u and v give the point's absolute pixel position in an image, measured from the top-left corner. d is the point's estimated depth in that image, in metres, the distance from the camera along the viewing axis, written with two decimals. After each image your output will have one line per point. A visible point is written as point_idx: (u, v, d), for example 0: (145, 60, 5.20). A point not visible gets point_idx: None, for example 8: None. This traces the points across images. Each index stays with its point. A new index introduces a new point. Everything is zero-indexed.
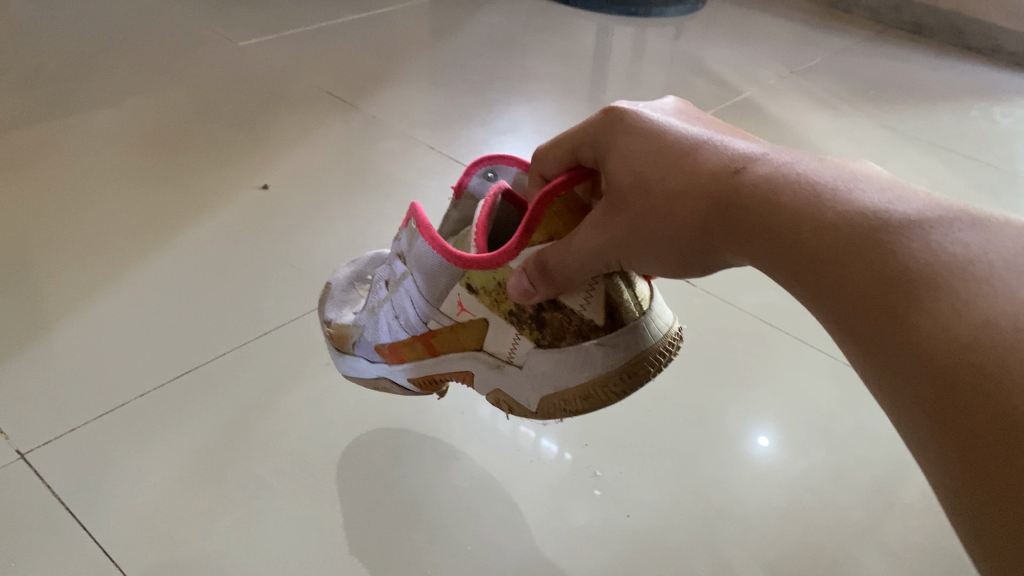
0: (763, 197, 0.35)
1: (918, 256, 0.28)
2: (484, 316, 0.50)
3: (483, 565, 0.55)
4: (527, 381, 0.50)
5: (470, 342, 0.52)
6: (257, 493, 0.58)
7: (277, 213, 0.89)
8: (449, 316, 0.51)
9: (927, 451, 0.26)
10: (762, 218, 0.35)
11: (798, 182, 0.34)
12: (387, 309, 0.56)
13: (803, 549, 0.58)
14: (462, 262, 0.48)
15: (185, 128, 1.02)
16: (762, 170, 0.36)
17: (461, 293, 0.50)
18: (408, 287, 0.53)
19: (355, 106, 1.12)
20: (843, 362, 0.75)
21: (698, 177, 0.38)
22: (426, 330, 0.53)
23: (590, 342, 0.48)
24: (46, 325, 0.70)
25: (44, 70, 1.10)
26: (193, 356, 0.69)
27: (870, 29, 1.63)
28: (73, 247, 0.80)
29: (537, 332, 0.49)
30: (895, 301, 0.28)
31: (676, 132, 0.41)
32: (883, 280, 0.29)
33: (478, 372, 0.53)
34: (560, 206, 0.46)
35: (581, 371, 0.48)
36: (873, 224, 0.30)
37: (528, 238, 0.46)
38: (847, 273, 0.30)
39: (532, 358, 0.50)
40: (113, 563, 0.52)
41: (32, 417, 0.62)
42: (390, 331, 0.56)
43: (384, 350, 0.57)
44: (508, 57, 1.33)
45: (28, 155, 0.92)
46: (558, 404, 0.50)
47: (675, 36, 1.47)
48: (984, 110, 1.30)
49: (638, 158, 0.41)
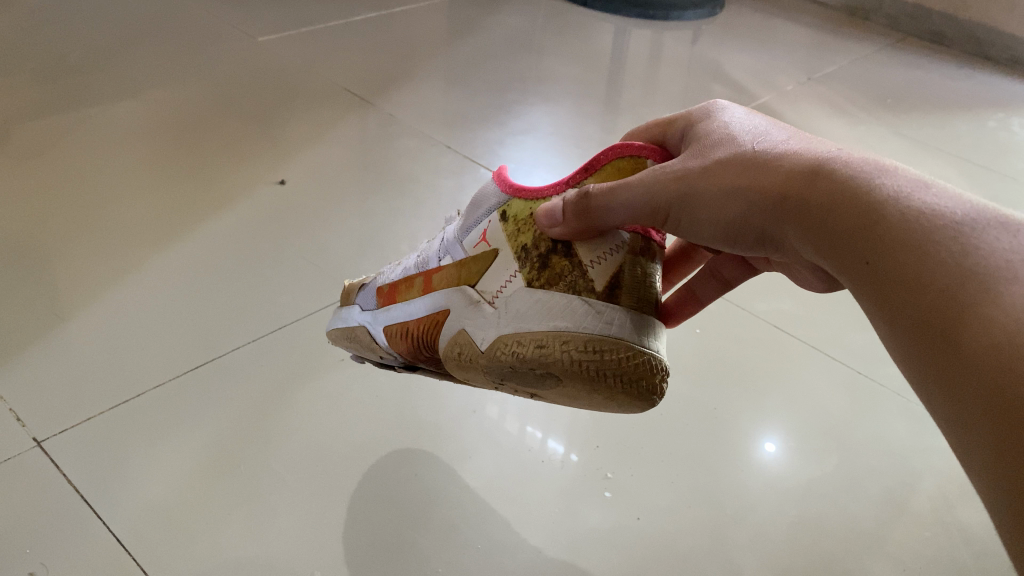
0: (846, 183, 0.36)
1: (1008, 258, 0.29)
2: (496, 248, 0.50)
3: (494, 565, 0.55)
4: (497, 318, 0.48)
5: (465, 279, 0.51)
6: (271, 487, 0.58)
7: (294, 207, 0.90)
8: (465, 250, 0.52)
9: (976, 437, 0.27)
10: (842, 199, 0.35)
11: (882, 178, 0.35)
12: (412, 256, 0.58)
13: (812, 556, 0.58)
14: (512, 187, 0.50)
15: (204, 122, 1.02)
16: (851, 163, 0.37)
17: (493, 221, 0.50)
18: (445, 228, 0.55)
19: (372, 103, 1.12)
20: (857, 372, 0.75)
21: (784, 157, 0.39)
22: (435, 267, 0.54)
23: (577, 298, 0.46)
24: (64, 314, 0.71)
25: (65, 62, 1.11)
26: (209, 348, 0.70)
27: (889, 36, 1.63)
28: (91, 237, 0.81)
29: (536, 273, 0.48)
30: (972, 289, 0.29)
31: (768, 126, 0.42)
32: (964, 269, 0.30)
33: (454, 311, 0.51)
34: (627, 165, 0.45)
35: (554, 318, 0.46)
36: (963, 225, 0.31)
37: (583, 179, 0.46)
38: (930, 254, 0.31)
39: (517, 294, 0.48)
40: (127, 551, 0.53)
41: (50, 405, 0.62)
42: (403, 271, 0.57)
43: (383, 291, 0.59)
44: (525, 58, 1.33)
45: (48, 145, 0.93)
46: (509, 347, 0.46)
47: (693, 39, 1.47)
48: (1002, 121, 1.30)
49: (728, 133, 0.42)
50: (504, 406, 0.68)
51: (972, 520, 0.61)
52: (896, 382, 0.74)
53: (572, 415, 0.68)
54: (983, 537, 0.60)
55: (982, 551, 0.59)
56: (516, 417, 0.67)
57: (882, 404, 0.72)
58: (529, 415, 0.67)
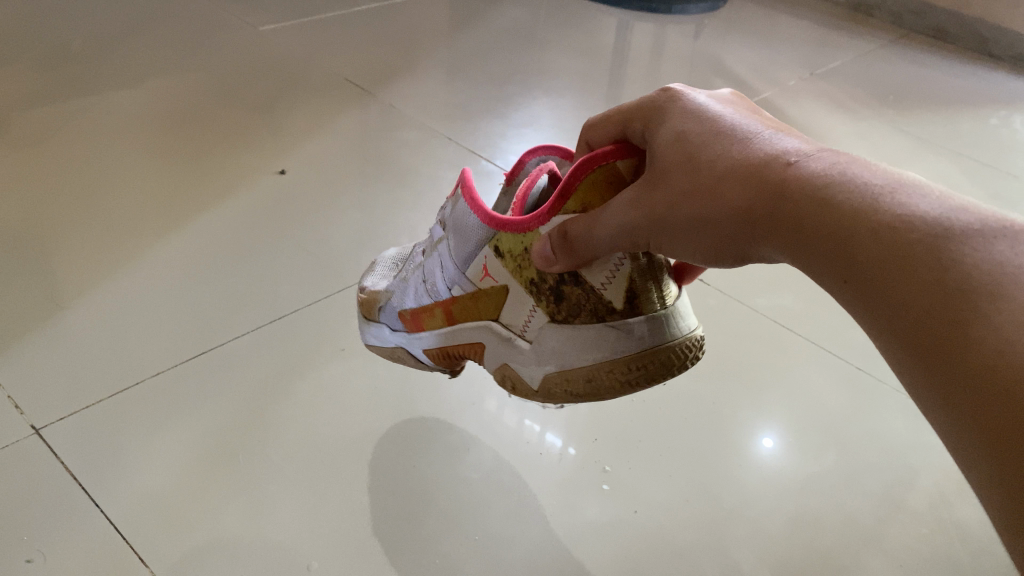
0: (812, 194, 0.35)
1: (976, 266, 0.28)
2: (505, 283, 0.50)
3: (492, 558, 0.55)
4: (534, 356, 0.51)
5: (486, 312, 0.53)
6: (270, 476, 0.58)
7: (294, 197, 0.89)
8: (472, 282, 0.52)
9: (970, 461, 0.26)
10: (809, 214, 0.34)
11: (848, 181, 0.34)
12: (418, 276, 0.57)
13: (810, 551, 0.58)
14: (495, 222, 0.48)
15: (205, 111, 1.02)
16: (816, 166, 0.36)
17: (488, 256, 0.50)
18: (441, 251, 0.54)
19: (374, 94, 1.12)
20: (856, 368, 0.75)
21: (747, 167, 0.38)
22: (449, 297, 0.54)
23: (604, 325, 0.48)
24: (64, 302, 0.71)
25: (66, 49, 1.10)
26: (208, 338, 0.69)
27: (892, 32, 1.62)
28: (90, 225, 0.80)
29: (553, 306, 0.49)
30: (947, 308, 0.28)
31: (730, 121, 0.41)
32: (936, 285, 0.28)
33: (489, 345, 0.54)
34: (598, 176, 0.45)
35: (589, 351, 0.48)
36: (929, 228, 0.30)
37: (562, 205, 0.46)
38: (900, 276, 0.30)
39: (544, 331, 0.50)
40: (126, 540, 0.53)
41: (48, 393, 0.62)
42: (417, 296, 0.57)
43: (406, 317, 0.58)
44: (527, 50, 1.32)
45: (48, 133, 0.93)
46: (558, 384, 0.50)
47: (696, 33, 1.47)
48: (1005, 118, 1.29)
49: (687, 141, 0.41)
50: (502, 399, 0.68)
51: (968, 517, 0.61)
52: (896, 377, 0.74)
53: (571, 408, 0.67)
54: (980, 534, 0.60)
55: (979, 548, 0.59)
56: (513, 410, 0.67)
57: (881, 399, 0.72)
58: (526, 408, 0.67)
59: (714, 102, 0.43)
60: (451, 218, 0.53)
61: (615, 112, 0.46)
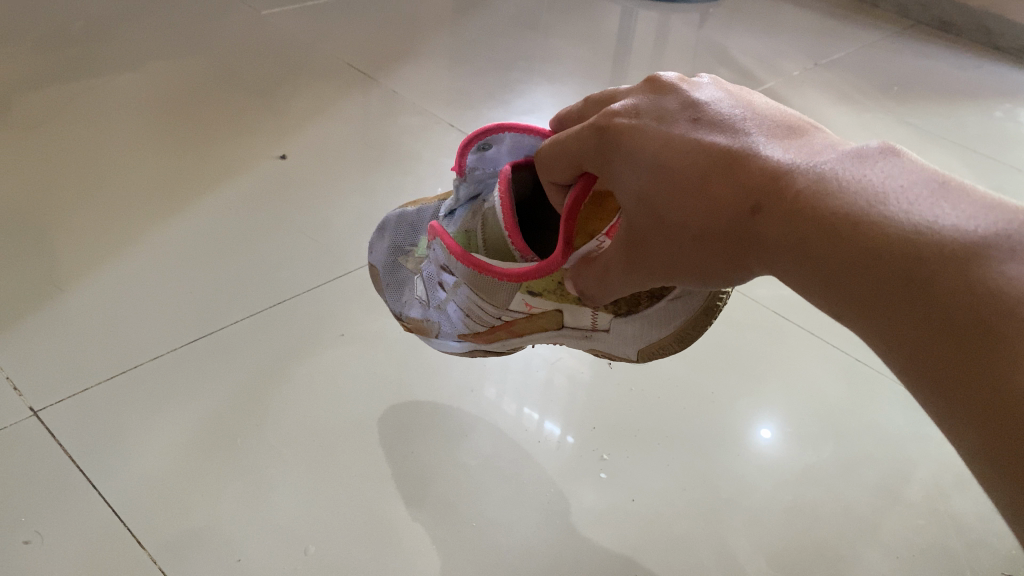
0: (785, 220, 0.32)
1: (959, 307, 0.25)
2: (557, 307, 0.52)
3: (490, 544, 0.55)
4: (618, 341, 0.53)
5: (550, 323, 0.54)
6: (269, 459, 0.59)
7: (294, 182, 0.89)
8: (520, 312, 0.53)
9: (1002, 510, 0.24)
10: (789, 248, 0.32)
11: (812, 209, 0.31)
12: (453, 308, 0.57)
13: (806, 540, 0.58)
14: (516, 277, 0.49)
15: (206, 96, 1.01)
16: (776, 196, 0.33)
17: (529, 300, 0.52)
18: (466, 292, 0.54)
19: (375, 79, 1.11)
20: (855, 360, 0.75)
21: (717, 201, 0.35)
22: (504, 323, 0.56)
23: (665, 301, 0.47)
24: (62, 284, 0.71)
25: (66, 31, 1.10)
26: (208, 321, 0.69)
27: (897, 24, 1.61)
28: (88, 209, 0.80)
29: (612, 307, 0.50)
30: (942, 356, 0.26)
31: (681, 141, 0.38)
32: (927, 331, 0.26)
33: (569, 339, 0.56)
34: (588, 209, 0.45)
35: (666, 323, 0.49)
36: (897, 267, 0.27)
37: (570, 248, 0.47)
38: (889, 312, 0.28)
39: (615, 325, 0.51)
40: (122, 521, 0.53)
41: (48, 374, 0.62)
42: (467, 325, 0.58)
43: (469, 337, 0.59)
44: (530, 37, 1.31)
45: (47, 115, 0.92)
46: (655, 350, 0.52)
47: (700, 22, 1.46)
48: (1008, 111, 1.29)
49: (650, 183, 0.38)
50: (501, 386, 0.68)
51: (965, 510, 0.61)
52: None
53: (568, 396, 0.67)
54: (976, 527, 0.60)
55: (974, 541, 0.59)
56: (512, 398, 0.67)
57: (880, 391, 0.71)
58: (524, 396, 0.67)
59: (658, 119, 0.39)
60: (464, 271, 0.52)
61: (562, 151, 0.43)
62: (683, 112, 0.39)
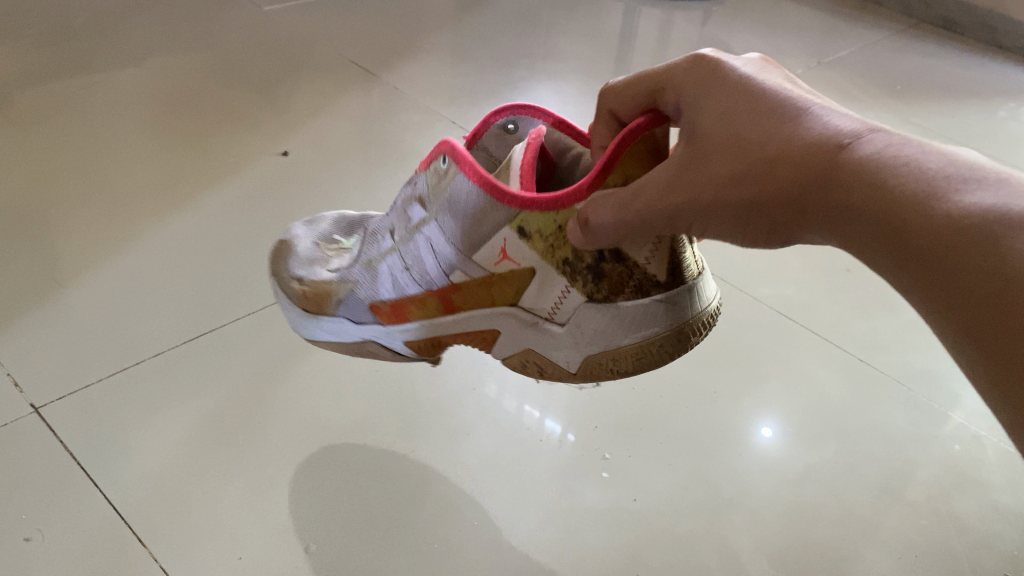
0: (865, 176, 0.35)
1: None
2: (532, 265, 0.49)
3: (490, 542, 0.55)
4: (572, 340, 0.50)
5: (502, 300, 0.51)
6: (269, 457, 0.58)
7: (296, 178, 0.89)
8: (482, 268, 0.50)
9: None
10: (864, 198, 0.34)
11: (902, 168, 0.34)
12: (394, 261, 0.54)
13: (808, 541, 0.58)
14: (524, 203, 0.46)
15: (208, 92, 1.01)
16: (864, 151, 0.35)
17: (508, 238, 0.48)
18: (429, 232, 0.51)
19: (377, 75, 1.11)
20: (858, 359, 0.75)
21: (791, 148, 0.37)
22: (449, 285, 0.52)
23: (650, 299, 0.48)
24: (63, 281, 0.71)
25: (69, 27, 1.09)
26: (209, 319, 0.69)
27: (901, 22, 1.61)
28: (90, 204, 0.80)
29: (592, 286, 0.48)
30: (1012, 308, 0.29)
31: (769, 91, 0.40)
32: (1001, 283, 0.29)
33: (507, 333, 0.53)
34: (643, 146, 0.44)
35: (636, 329, 0.48)
36: (986, 224, 0.30)
37: (602, 179, 0.44)
38: (959, 267, 0.31)
39: (581, 312, 0.49)
40: (123, 519, 0.53)
41: (48, 371, 0.62)
42: (399, 285, 0.54)
43: (384, 309, 0.56)
44: (533, 34, 1.31)
45: (49, 111, 0.92)
46: (604, 364, 0.50)
47: (703, 19, 1.46)
48: (1012, 110, 1.28)
49: (730, 118, 0.39)
50: (502, 384, 0.68)
51: (967, 510, 0.61)
52: (898, 369, 0.74)
53: (571, 395, 0.67)
54: (978, 527, 0.60)
55: (976, 541, 0.59)
56: (513, 396, 0.67)
57: (882, 391, 0.71)
58: (525, 393, 0.67)
59: (748, 70, 0.41)
60: (466, 190, 0.47)
61: (643, 74, 0.44)
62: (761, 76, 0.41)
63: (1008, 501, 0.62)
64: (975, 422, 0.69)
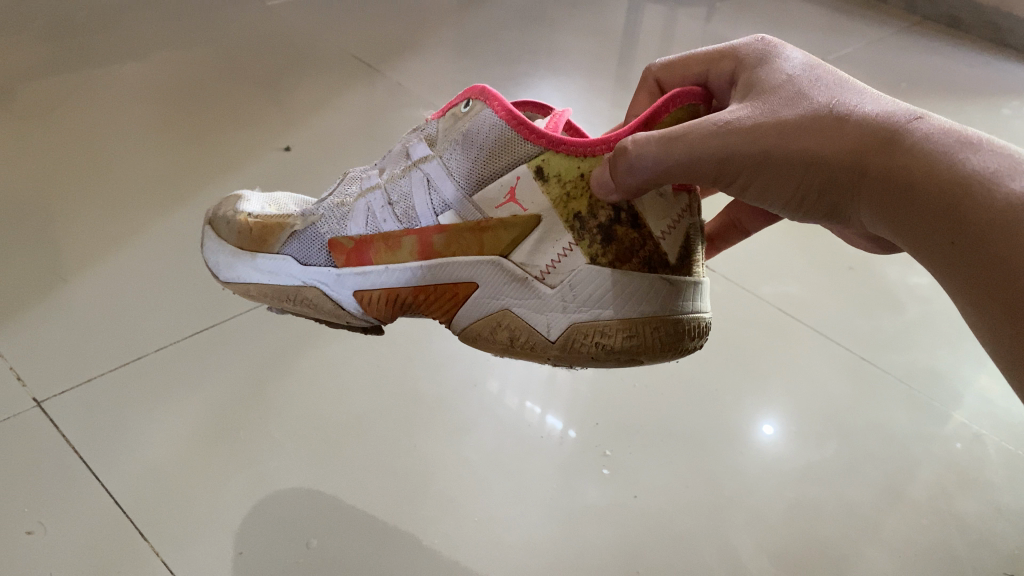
0: (922, 157, 0.38)
1: None
2: (538, 212, 0.47)
3: (491, 540, 0.55)
4: (560, 303, 0.48)
5: (490, 249, 0.49)
6: (269, 453, 0.58)
7: (298, 173, 0.89)
8: (480, 210, 0.49)
9: None
10: (924, 169, 0.38)
11: (960, 149, 0.38)
12: (376, 197, 0.52)
13: (810, 540, 0.58)
14: (554, 143, 0.46)
15: (211, 86, 1.01)
16: (924, 131, 0.39)
17: (522, 176, 0.47)
18: (430, 168, 0.50)
19: (380, 71, 1.11)
20: (861, 358, 0.74)
21: (855, 120, 0.40)
22: (435, 225, 0.50)
23: (656, 275, 0.47)
24: (65, 275, 0.71)
25: (71, 21, 1.09)
26: (210, 315, 0.69)
27: (906, 19, 1.60)
28: (93, 199, 0.80)
29: (598, 247, 0.47)
30: None
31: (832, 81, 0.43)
32: None
33: (486, 287, 0.50)
34: (682, 115, 0.46)
35: (636, 304, 0.47)
36: None
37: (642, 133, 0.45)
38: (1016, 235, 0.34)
39: (580, 272, 0.47)
40: (126, 515, 0.53)
41: (51, 366, 0.62)
42: (375, 220, 0.52)
43: (343, 247, 0.54)
44: (536, 31, 1.31)
45: (52, 105, 0.92)
46: (589, 335, 0.48)
47: (707, 16, 1.45)
48: (1017, 109, 1.27)
49: (800, 90, 0.43)
50: (503, 380, 0.68)
51: (969, 510, 0.61)
52: (899, 369, 0.73)
53: (571, 393, 0.67)
54: (980, 527, 0.60)
55: (978, 542, 0.59)
56: (514, 392, 0.67)
57: (883, 389, 0.71)
58: (527, 390, 0.67)
59: (809, 64, 0.45)
60: (491, 123, 0.47)
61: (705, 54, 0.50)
62: (811, 71, 0.45)
63: (1008, 500, 0.62)
64: (977, 422, 0.69)
